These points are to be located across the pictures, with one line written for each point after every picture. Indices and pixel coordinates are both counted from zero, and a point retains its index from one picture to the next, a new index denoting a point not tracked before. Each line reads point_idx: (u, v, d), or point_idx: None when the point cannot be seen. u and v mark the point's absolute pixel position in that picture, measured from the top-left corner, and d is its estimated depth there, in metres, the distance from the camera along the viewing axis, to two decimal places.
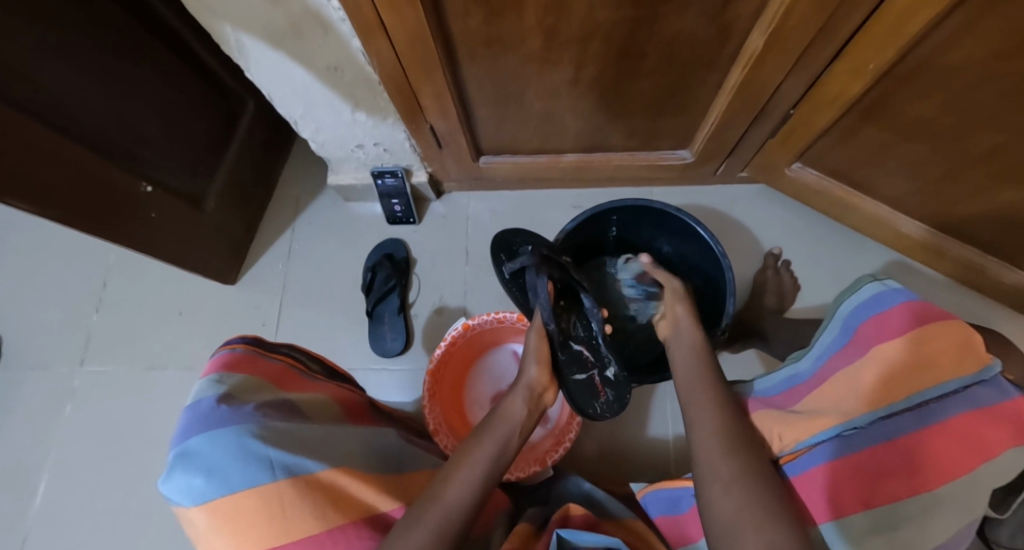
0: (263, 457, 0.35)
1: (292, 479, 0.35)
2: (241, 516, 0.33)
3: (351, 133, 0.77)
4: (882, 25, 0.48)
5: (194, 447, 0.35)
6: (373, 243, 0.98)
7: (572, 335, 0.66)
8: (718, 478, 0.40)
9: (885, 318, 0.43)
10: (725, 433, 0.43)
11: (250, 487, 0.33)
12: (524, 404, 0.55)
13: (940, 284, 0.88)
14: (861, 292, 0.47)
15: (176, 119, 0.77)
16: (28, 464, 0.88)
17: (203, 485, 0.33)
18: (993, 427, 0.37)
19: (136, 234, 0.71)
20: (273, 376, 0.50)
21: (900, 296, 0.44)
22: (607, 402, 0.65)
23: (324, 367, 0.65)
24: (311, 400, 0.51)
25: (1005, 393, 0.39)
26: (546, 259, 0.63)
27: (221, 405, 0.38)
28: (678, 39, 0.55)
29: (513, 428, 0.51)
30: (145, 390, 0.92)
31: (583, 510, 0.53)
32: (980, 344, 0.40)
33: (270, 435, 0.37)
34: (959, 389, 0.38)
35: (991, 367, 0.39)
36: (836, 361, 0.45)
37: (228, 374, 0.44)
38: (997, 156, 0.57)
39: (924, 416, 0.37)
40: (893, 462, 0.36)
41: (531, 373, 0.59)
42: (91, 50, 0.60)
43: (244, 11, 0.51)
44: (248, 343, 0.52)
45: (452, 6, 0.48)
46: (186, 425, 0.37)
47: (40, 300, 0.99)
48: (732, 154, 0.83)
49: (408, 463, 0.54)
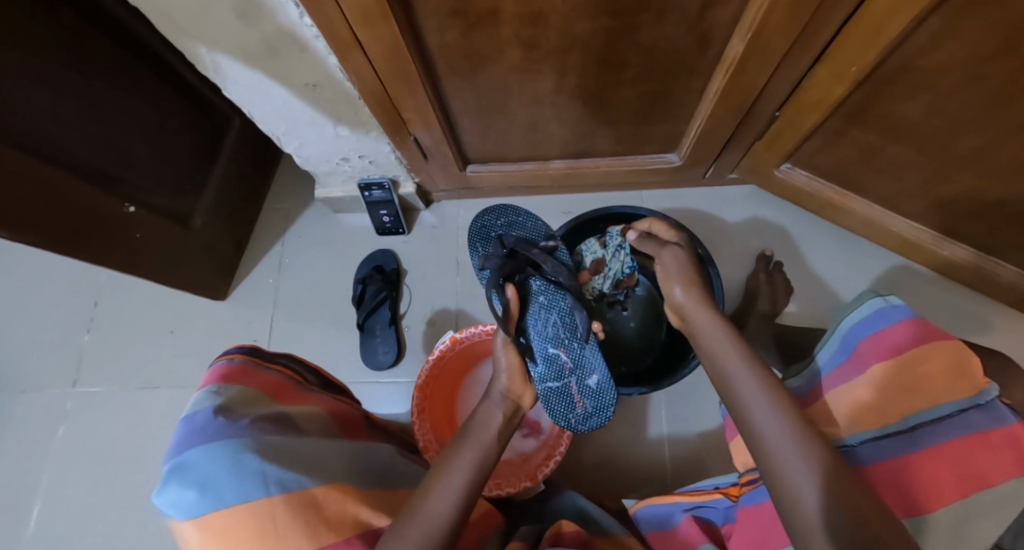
0: (258, 472, 0.33)
1: (286, 497, 0.33)
2: (234, 533, 0.31)
3: (337, 147, 0.76)
4: (861, 30, 0.47)
5: (189, 460, 0.33)
6: (363, 255, 0.98)
7: (546, 338, 0.62)
8: (800, 473, 0.33)
9: (884, 337, 0.44)
10: (792, 417, 0.37)
11: (245, 502, 0.31)
12: (500, 409, 0.54)
13: (935, 283, 0.87)
14: (862, 308, 0.48)
15: (159, 136, 0.77)
16: (21, 489, 0.88)
17: (197, 500, 0.31)
18: (986, 455, 0.35)
19: (119, 256, 0.71)
20: (270, 388, 0.47)
21: (899, 313, 0.45)
22: (584, 412, 0.64)
23: (321, 379, 0.64)
24: (307, 413, 0.49)
25: (999, 420, 0.36)
26: (509, 261, 0.63)
27: (217, 418, 0.36)
28: (658, 47, 0.54)
29: (491, 433, 0.50)
30: (138, 410, 0.92)
31: (576, 528, 0.52)
32: (976, 366, 0.39)
33: (266, 451, 0.35)
34: (954, 412, 0.38)
35: (986, 392, 0.38)
36: (834, 378, 0.47)
37: (226, 385, 0.42)
38: (984, 157, 0.57)
39: (916, 439, 0.38)
40: (878, 480, 0.37)
41: (502, 382, 0.58)
42: (68, 75, 0.59)
43: (218, 33, 0.51)
44: (246, 353, 0.50)
45: (428, 21, 0.48)
46: (180, 438, 0.35)
47: (30, 322, 0.99)
48: (720, 157, 0.83)
49: (396, 479, 0.51)
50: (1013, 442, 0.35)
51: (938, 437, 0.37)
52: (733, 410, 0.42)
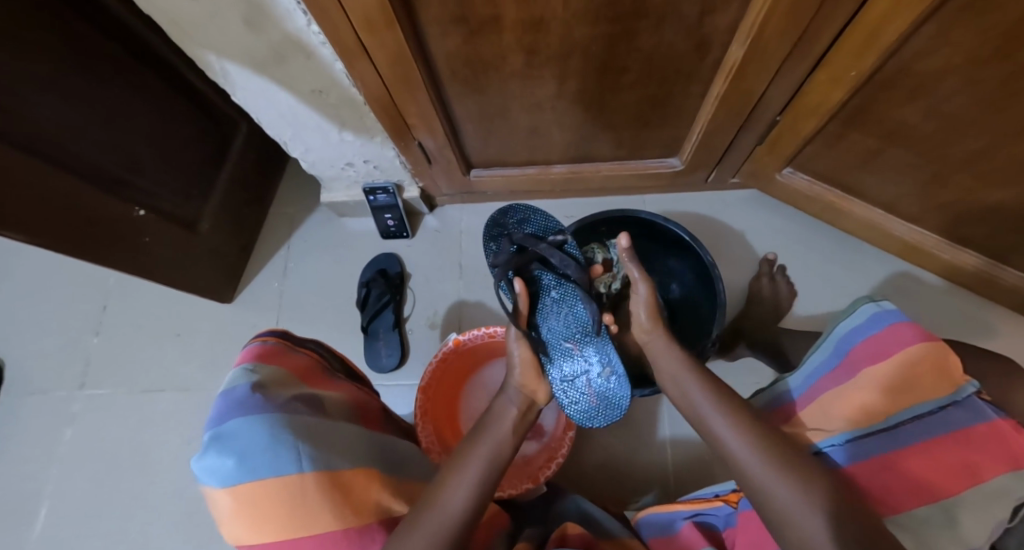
0: (294, 448, 0.32)
1: (317, 474, 0.33)
2: (266, 506, 0.30)
3: (341, 152, 0.77)
4: (856, 36, 0.48)
5: (230, 429, 0.33)
6: (367, 258, 0.99)
7: (558, 334, 0.62)
8: (769, 477, 0.35)
9: (877, 342, 0.43)
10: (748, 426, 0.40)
11: (279, 476, 0.31)
12: (514, 404, 0.56)
13: (938, 287, 0.87)
14: (856, 314, 0.46)
15: (167, 142, 0.78)
16: (28, 490, 0.89)
17: (234, 468, 0.30)
18: (970, 452, 0.36)
19: (127, 259, 0.72)
20: (300, 371, 0.47)
21: (894, 317, 0.43)
22: (598, 405, 0.63)
23: (346, 367, 0.63)
24: (334, 398, 0.48)
25: (981, 416, 0.37)
26: (518, 256, 0.61)
27: (256, 393, 0.36)
28: (657, 53, 0.55)
29: (507, 428, 0.51)
30: (144, 412, 0.92)
31: (580, 530, 0.52)
32: (956, 365, 0.40)
33: (301, 429, 0.35)
34: (933, 410, 0.39)
35: (963, 389, 0.39)
36: (825, 383, 0.46)
37: (261, 365, 0.42)
38: (984, 160, 0.57)
39: (899, 436, 0.38)
40: (862, 479, 0.38)
41: (516, 377, 0.59)
42: (80, 82, 0.61)
43: (227, 41, 0.52)
44: (277, 336, 0.50)
45: (431, 28, 0.49)
46: (220, 410, 0.35)
47: (39, 325, 1.00)
48: (721, 161, 0.83)
49: (407, 467, 0.49)
50: (997, 437, 0.36)
51: (920, 434, 0.38)
52: (703, 434, 0.44)
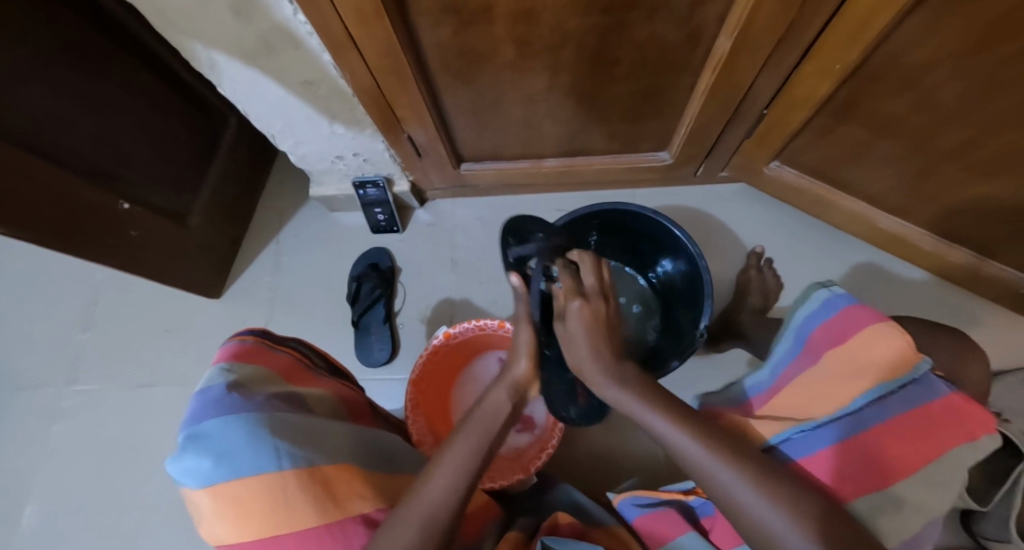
0: (273, 445, 0.32)
1: (298, 471, 0.33)
2: (250, 504, 0.31)
3: (331, 145, 0.77)
4: (843, 30, 0.49)
5: (207, 429, 0.33)
6: (359, 252, 0.98)
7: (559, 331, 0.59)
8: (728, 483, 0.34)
9: (836, 327, 0.45)
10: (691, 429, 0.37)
11: (258, 474, 0.31)
12: (506, 397, 0.50)
13: (921, 280, 0.89)
14: (811, 300, 0.49)
15: (155, 134, 0.77)
16: (17, 487, 0.88)
17: (212, 468, 0.31)
18: (933, 429, 0.36)
19: (115, 253, 0.70)
20: (282, 369, 0.47)
21: (846, 301, 0.46)
22: (584, 408, 0.64)
23: (329, 364, 0.62)
24: (318, 395, 0.48)
25: (933, 392, 0.38)
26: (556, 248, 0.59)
27: (232, 393, 0.36)
28: (648, 44, 0.55)
29: (495, 418, 0.47)
30: (134, 407, 0.91)
31: (571, 518, 0.52)
32: (910, 345, 0.40)
33: (281, 426, 0.35)
34: (894, 390, 0.38)
35: (920, 365, 0.39)
36: (791, 372, 0.47)
37: (240, 363, 0.42)
38: (965, 151, 0.58)
39: (862, 420, 0.38)
40: (831, 467, 0.37)
41: (520, 367, 0.53)
42: (64, 73, 0.60)
43: (215, 29, 0.52)
44: (257, 335, 0.50)
45: (422, 18, 0.49)
46: (196, 410, 0.35)
47: (25, 323, 0.98)
48: (711, 155, 0.84)
49: (396, 464, 0.50)
50: (951, 412, 0.37)
51: (882, 415, 0.38)
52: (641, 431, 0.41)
